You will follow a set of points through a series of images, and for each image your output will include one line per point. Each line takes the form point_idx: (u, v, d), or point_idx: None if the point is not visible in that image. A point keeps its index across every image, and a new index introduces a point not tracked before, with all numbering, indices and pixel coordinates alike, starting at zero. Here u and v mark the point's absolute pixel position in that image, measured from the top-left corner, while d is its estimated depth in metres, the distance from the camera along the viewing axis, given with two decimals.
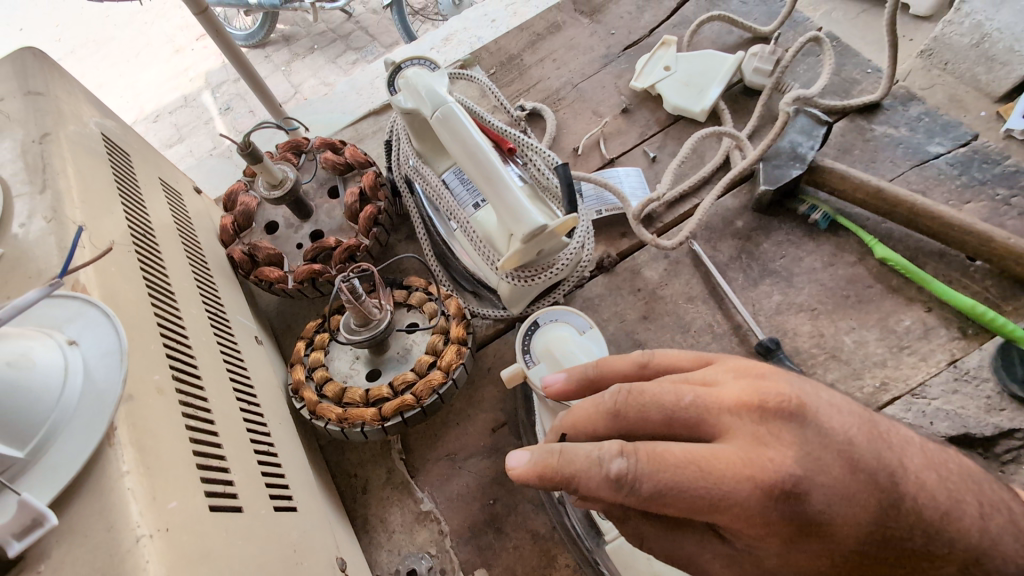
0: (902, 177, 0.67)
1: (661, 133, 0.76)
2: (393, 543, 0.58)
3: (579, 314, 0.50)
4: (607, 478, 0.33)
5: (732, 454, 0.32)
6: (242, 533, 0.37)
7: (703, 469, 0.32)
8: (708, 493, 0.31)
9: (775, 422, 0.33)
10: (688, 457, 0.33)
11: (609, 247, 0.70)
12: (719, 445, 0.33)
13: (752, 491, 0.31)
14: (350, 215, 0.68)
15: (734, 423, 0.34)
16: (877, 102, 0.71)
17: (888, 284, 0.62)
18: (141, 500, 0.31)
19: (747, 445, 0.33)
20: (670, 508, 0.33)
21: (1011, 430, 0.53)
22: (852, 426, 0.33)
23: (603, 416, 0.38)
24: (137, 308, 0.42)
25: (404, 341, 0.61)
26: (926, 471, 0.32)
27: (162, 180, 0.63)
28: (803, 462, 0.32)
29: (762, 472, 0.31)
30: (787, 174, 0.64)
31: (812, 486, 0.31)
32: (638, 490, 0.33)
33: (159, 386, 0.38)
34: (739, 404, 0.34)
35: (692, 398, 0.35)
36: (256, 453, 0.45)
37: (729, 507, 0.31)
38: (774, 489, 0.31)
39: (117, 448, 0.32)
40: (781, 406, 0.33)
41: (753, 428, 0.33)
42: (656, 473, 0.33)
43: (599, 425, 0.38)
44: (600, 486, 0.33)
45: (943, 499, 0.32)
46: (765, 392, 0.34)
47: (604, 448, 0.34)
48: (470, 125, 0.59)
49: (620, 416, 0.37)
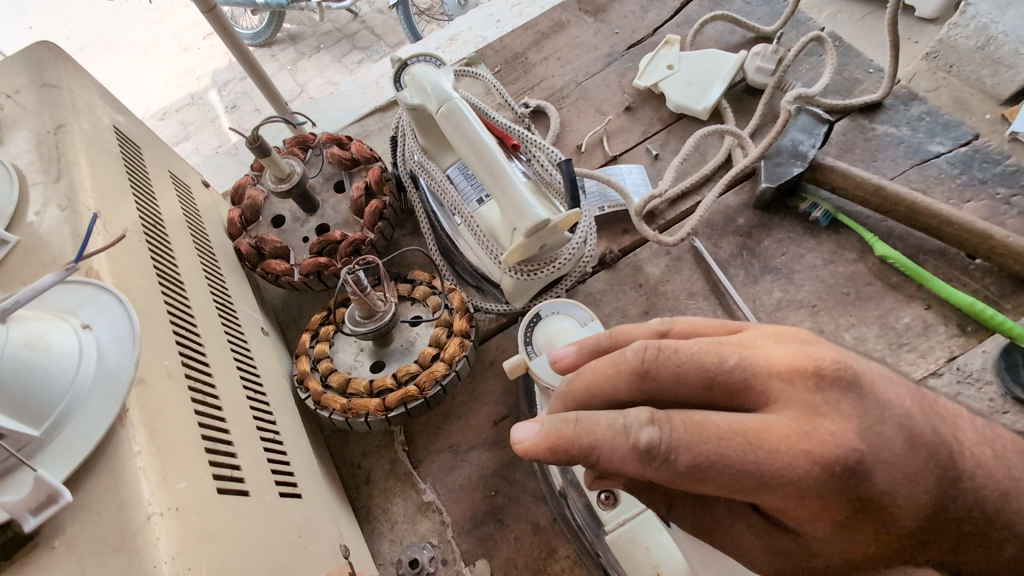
0: (903, 176, 0.67)
1: (664, 131, 0.77)
2: (396, 533, 0.59)
3: (581, 307, 0.51)
4: (636, 447, 0.33)
5: (785, 425, 0.32)
6: (248, 515, 0.38)
7: (751, 441, 0.31)
8: (757, 466, 0.31)
9: (830, 394, 0.32)
10: (732, 427, 0.32)
11: (612, 243, 0.71)
12: (770, 417, 0.32)
13: (810, 467, 0.30)
14: (355, 210, 0.69)
15: (785, 391, 0.33)
16: (878, 101, 0.72)
17: (888, 282, 0.63)
18: (152, 480, 0.32)
19: (799, 415, 0.32)
20: (708, 482, 0.32)
21: None
22: (905, 397, 0.32)
23: (626, 376, 0.37)
24: (148, 295, 0.43)
25: (407, 333, 0.62)
26: (982, 447, 0.32)
27: (171, 173, 0.64)
28: (865, 437, 0.31)
29: (820, 446, 0.30)
30: (788, 172, 0.65)
31: (872, 463, 0.30)
32: (674, 461, 0.32)
33: (170, 371, 0.39)
34: (787, 371, 0.33)
35: (735, 362, 0.35)
36: (262, 440, 0.46)
37: (782, 484, 0.31)
38: (834, 464, 0.30)
39: (129, 428, 0.33)
40: (836, 375, 0.32)
41: (807, 398, 0.32)
42: (694, 443, 0.32)
43: (622, 387, 0.38)
44: (627, 456, 0.33)
45: (1004, 478, 0.31)
46: (818, 359, 0.33)
47: (633, 416, 0.34)
48: (474, 121, 0.60)
49: (649, 375, 0.37)
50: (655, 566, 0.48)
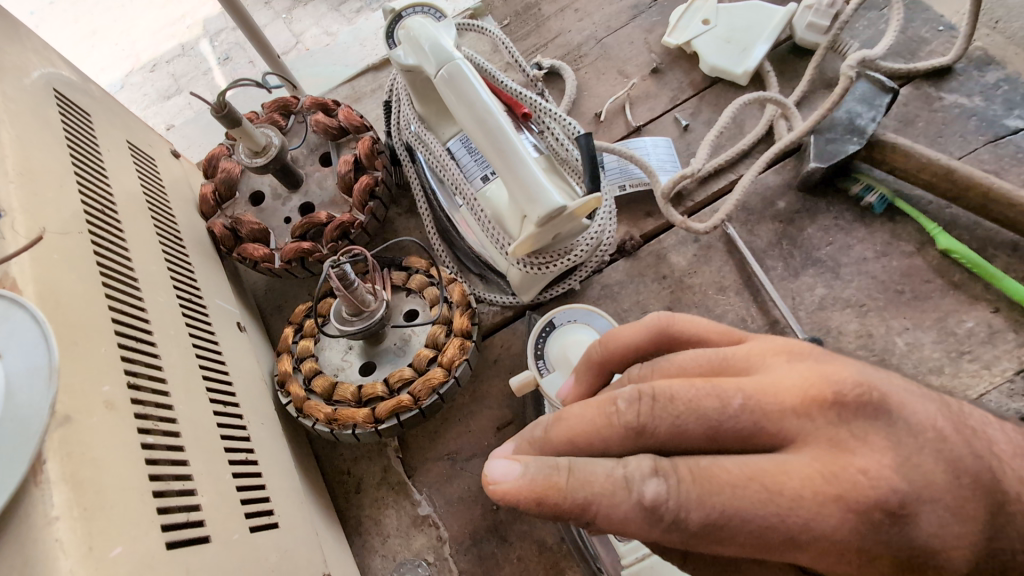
0: (974, 155, 0.58)
1: (696, 98, 0.67)
2: (388, 548, 0.54)
3: (603, 314, 0.44)
4: (640, 506, 0.25)
5: (808, 470, 0.24)
6: (206, 570, 0.32)
7: (768, 489, 0.24)
8: (776, 523, 0.24)
9: (857, 422, 0.25)
10: (750, 479, 0.25)
11: (632, 227, 0.63)
12: (788, 455, 0.25)
13: (842, 522, 0.24)
14: (343, 187, 0.61)
15: (804, 426, 0.25)
16: (948, 66, 0.62)
17: (950, 279, 0.55)
18: (73, 554, 0.26)
19: (824, 457, 0.25)
20: (719, 544, 0.25)
21: None
22: (936, 411, 0.25)
23: (614, 431, 0.28)
24: (84, 304, 0.35)
25: (401, 330, 0.55)
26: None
27: (130, 143, 0.55)
28: (906, 474, 0.24)
29: (852, 491, 0.24)
30: (842, 150, 0.56)
31: (922, 506, 0.23)
32: (684, 525, 0.25)
33: (109, 400, 0.32)
34: (804, 400, 0.26)
35: (742, 401, 0.26)
36: (232, 464, 0.40)
37: (811, 544, 0.24)
38: (873, 511, 0.23)
39: (45, 488, 0.27)
40: (861, 396, 0.25)
41: (828, 431, 0.25)
42: (707, 498, 0.25)
43: (610, 441, 0.29)
44: (629, 516, 0.26)
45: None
46: (835, 381, 0.26)
47: (631, 465, 0.26)
48: (479, 86, 0.51)
49: (646, 432, 0.28)
50: None
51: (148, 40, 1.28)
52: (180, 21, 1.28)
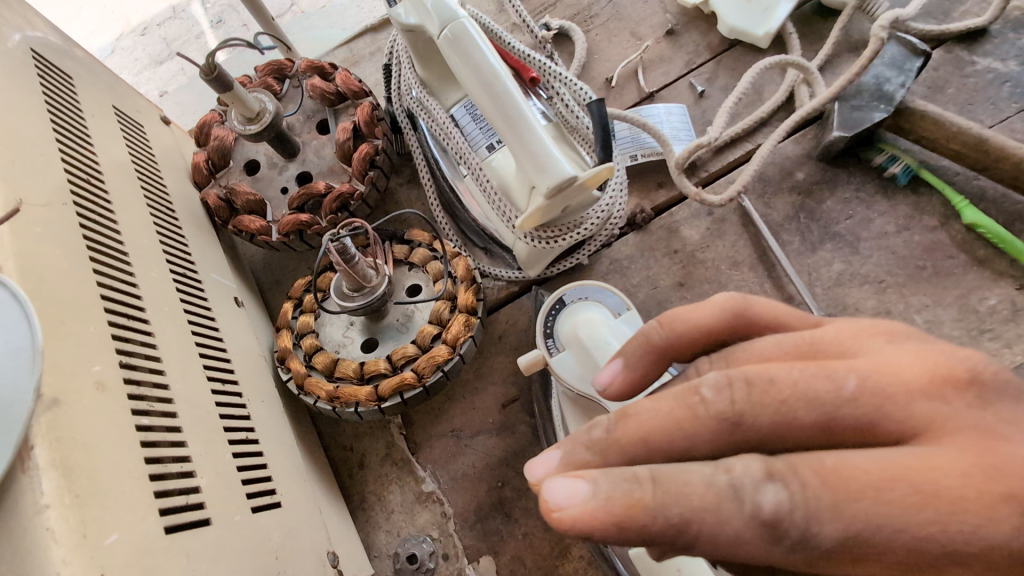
0: (1005, 124, 0.55)
1: (713, 62, 0.64)
2: (392, 523, 0.54)
3: (615, 291, 0.42)
4: (758, 519, 0.20)
5: (955, 464, 0.20)
6: (207, 553, 0.32)
7: (924, 492, 0.19)
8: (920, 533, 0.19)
9: (991, 406, 0.21)
10: (893, 470, 0.20)
11: (643, 199, 0.61)
12: (930, 456, 0.20)
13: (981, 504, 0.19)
14: (342, 156, 0.58)
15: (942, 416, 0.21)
16: (983, 28, 0.58)
17: (974, 255, 0.52)
18: (65, 544, 0.25)
19: (972, 444, 0.20)
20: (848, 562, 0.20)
21: None
22: None
23: (693, 422, 0.23)
24: (71, 280, 0.34)
25: (404, 306, 0.54)
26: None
27: (117, 108, 0.52)
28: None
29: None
30: (869, 117, 0.53)
31: None
32: (815, 542, 0.20)
33: (99, 381, 0.31)
34: (926, 383, 0.22)
35: (858, 383, 0.22)
36: (232, 444, 0.39)
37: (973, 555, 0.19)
38: None
39: (33, 474, 0.26)
40: (980, 384, 0.21)
41: (960, 418, 0.21)
42: (845, 500, 0.20)
43: (681, 434, 0.23)
44: (746, 536, 0.20)
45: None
46: (952, 370, 0.22)
47: (743, 469, 0.21)
48: (485, 48, 0.48)
49: (726, 419, 0.23)
50: None
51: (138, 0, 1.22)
52: None
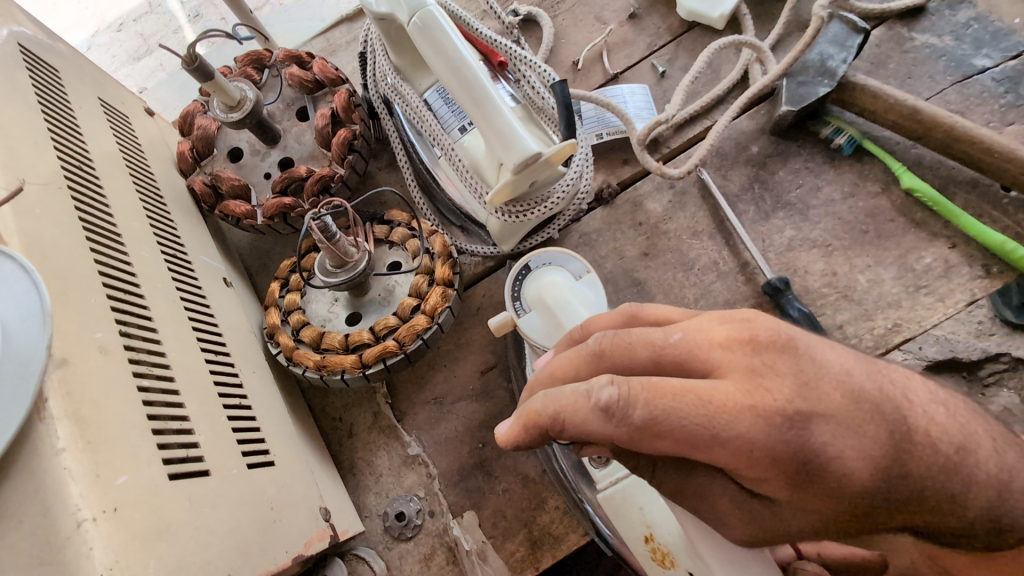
0: (940, 95, 0.59)
1: (673, 44, 0.67)
2: (381, 485, 0.57)
3: (576, 257, 0.46)
4: (596, 407, 0.31)
5: (729, 389, 0.30)
6: (208, 497, 0.35)
7: (700, 398, 0.30)
8: (701, 423, 0.29)
9: (768, 354, 0.31)
10: (686, 383, 0.30)
11: (609, 175, 0.64)
12: (714, 382, 0.30)
13: (754, 421, 0.29)
14: (321, 141, 0.61)
15: (726, 358, 0.32)
16: (921, 6, 0.62)
17: (912, 218, 0.57)
18: (81, 480, 0.28)
19: (743, 379, 0.30)
20: (658, 439, 0.30)
21: (997, 354, 0.52)
22: (848, 358, 0.31)
23: (585, 361, 0.35)
24: (70, 258, 0.37)
25: (385, 281, 0.57)
26: (935, 407, 0.30)
27: (102, 100, 0.55)
28: (802, 396, 0.29)
29: (762, 402, 0.29)
30: (813, 92, 0.57)
31: (816, 419, 0.29)
32: (629, 419, 0.30)
33: (102, 346, 0.34)
34: (732, 341, 0.32)
35: (681, 336, 0.33)
36: (226, 408, 0.42)
37: (731, 440, 0.29)
38: (776, 416, 0.29)
39: (49, 423, 0.29)
40: (774, 341, 0.31)
41: (746, 362, 0.31)
42: (650, 398, 0.30)
43: (581, 371, 0.35)
44: (591, 418, 0.31)
45: (956, 435, 0.30)
46: (756, 328, 0.32)
47: (594, 377, 0.32)
48: (453, 33, 0.51)
49: (604, 357, 0.34)
50: (648, 526, 0.45)
51: None
52: None
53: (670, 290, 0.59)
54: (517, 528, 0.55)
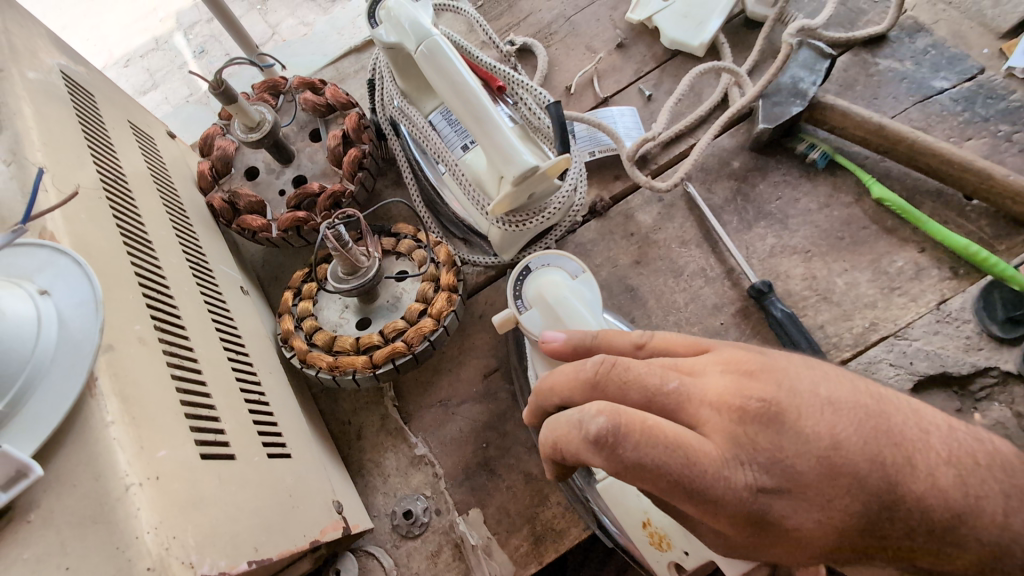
0: (904, 114, 0.64)
1: (658, 70, 0.73)
2: (389, 486, 0.59)
3: (573, 258, 0.50)
4: (586, 439, 0.33)
5: (710, 450, 0.32)
6: (236, 480, 0.37)
7: (684, 453, 0.31)
8: (681, 477, 0.31)
9: (753, 425, 0.32)
10: (675, 435, 0.32)
11: (602, 190, 0.69)
12: (700, 440, 0.32)
13: (726, 490, 0.31)
14: (333, 159, 0.65)
15: (714, 418, 0.33)
16: (883, 34, 0.68)
17: (884, 225, 0.61)
18: (128, 449, 0.31)
19: (724, 444, 0.32)
20: (640, 481, 0.32)
21: (987, 368, 0.55)
22: (842, 426, 0.31)
23: (583, 386, 0.37)
24: (112, 258, 0.40)
25: (393, 289, 0.61)
26: (943, 468, 0.30)
27: (132, 124, 0.59)
28: (772, 471, 0.31)
29: (736, 474, 0.31)
30: (787, 111, 0.62)
31: (785, 491, 0.31)
32: (616, 457, 0.32)
33: (142, 336, 0.37)
34: (723, 402, 0.33)
35: (677, 385, 0.35)
36: (248, 402, 0.45)
37: (705, 498, 0.31)
38: (745, 485, 0.31)
39: (100, 398, 0.32)
40: (762, 411, 0.32)
41: (729, 427, 0.32)
42: (641, 445, 0.31)
43: (577, 394, 0.38)
44: (583, 448, 0.34)
45: (958, 502, 0.29)
46: (749, 395, 0.33)
47: (587, 409, 0.34)
48: (457, 62, 0.56)
49: (599, 387, 0.37)
50: (645, 512, 0.48)
51: (119, 34, 1.29)
52: (152, 14, 1.29)
53: (662, 295, 0.63)
54: (520, 524, 0.57)
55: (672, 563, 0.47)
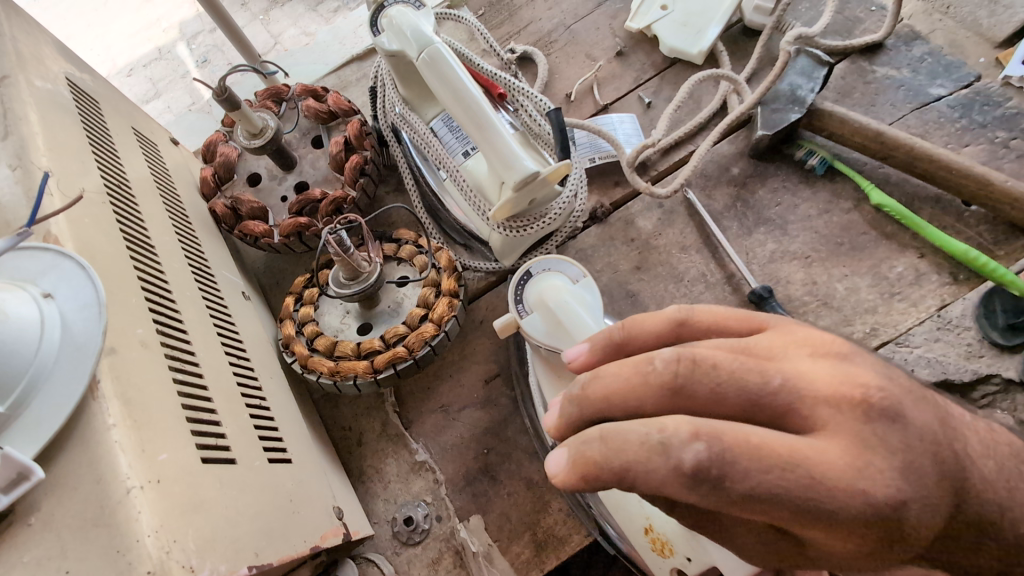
0: (902, 121, 0.65)
1: (657, 78, 0.74)
2: (389, 492, 0.59)
3: (573, 263, 0.50)
4: (678, 470, 0.28)
5: (832, 456, 0.27)
6: (236, 484, 0.37)
7: (812, 475, 0.26)
8: (809, 505, 0.26)
9: (880, 425, 0.28)
10: (793, 450, 0.27)
11: (602, 196, 0.69)
12: (808, 440, 0.28)
13: (859, 515, 0.26)
14: (335, 165, 0.65)
15: (828, 417, 0.28)
16: (880, 42, 0.69)
17: (883, 231, 0.61)
18: (129, 452, 0.31)
19: (848, 449, 0.27)
20: (755, 515, 0.27)
21: (988, 375, 0.54)
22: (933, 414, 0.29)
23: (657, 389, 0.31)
24: (116, 262, 0.40)
25: (394, 294, 0.61)
26: (986, 459, 0.30)
27: (136, 130, 0.60)
28: (907, 477, 0.27)
29: (869, 487, 0.26)
30: (786, 118, 0.63)
31: (915, 507, 0.27)
32: (724, 493, 0.27)
33: (144, 340, 0.37)
34: (847, 400, 0.28)
35: (780, 380, 0.30)
36: (248, 407, 0.45)
37: (830, 526, 0.27)
38: (882, 508, 0.26)
39: (102, 401, 0.32)
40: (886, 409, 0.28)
41: (855, 428, 0.28)
42: (761, 471, 0.27)
43: (645, 400, 0.32)
44: (668, 479, 0.28)
45: (1002, 493, 0.30)
46: (863, 385, 0.29)
47: (669, 430, 0.28)
48: (458, 68, 0.56)
49: (680, 391, 0.31)
50: (647, 517, 0.47)
51: (123, 44, 1.30)
52: (156, 24, 1.30)
53: (663, 300, 0.63)
54: (522, 531, 0.56)
55: (674, 569, 0.46)
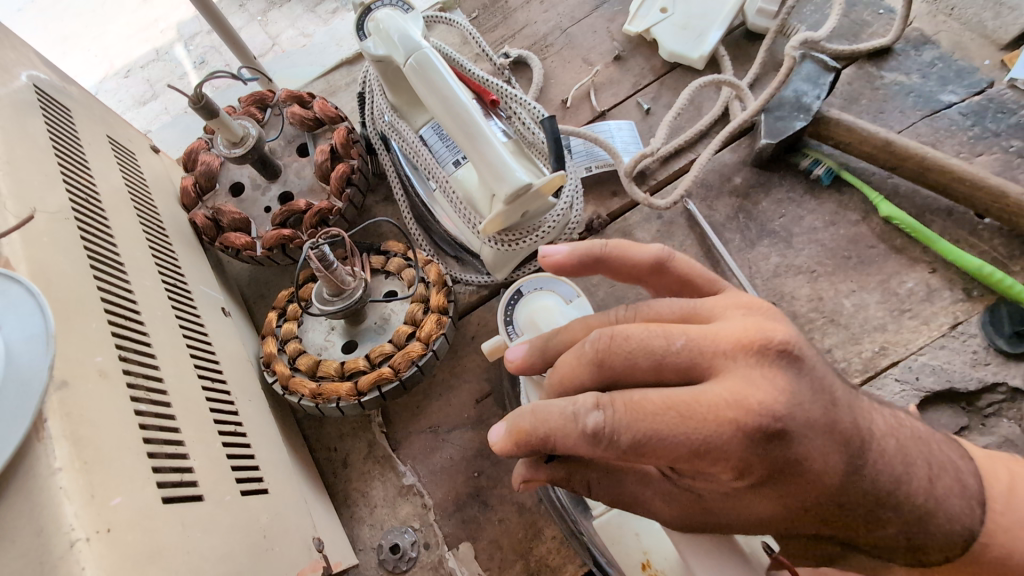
0: (912, 128, 0.62)
1: (657, 83, 0.71)
2: (375, 517, 0.57)
3: (566, 281, 0.48)
4: (584, 433, 0.29)
5: (717, 396, 0.28)
6: (202, 524, 0.35)
7: (681, 414, 0.28)
8: (682, 433, 0.27)
9: (770, 366, 0.28)
10: (665, 400, 0.28)
11: (599, 207, 0.66)
12: (702, 387, 0.28)
13: (735, 435, 0.27)
14: (321, 175, 0.63)
15: (726, 366, 0.29)
16: (889, 46, 0.66)
17: (892, 244, 0.59)
18: (76, 500, 0.29)
19: (736, 387, 0.28)
20: (646, 458, 0.28)
21: (995, 385, 0.52)
22: (837, 385, 0.30)
23: (586, 369, 0.32)
24: (75, 285, 0.38)
25: (382, 310, 0.58)
26: (887, 437, 0.31)
27: (112, 138, 0.57)
28: (792, 409, 0.28)
29: (746, 415, 0.27)
30: (790, 126, 0.60)
31: (792, 421, 0.27)
32: (616, 444, 0.28)
33: (102, 370, 0.35)
34: (737, 344, 0.29)
35: (684, 342, 0.30)
36: (221, 434, 0.42)
37: (709, 452, 0.27)
38: (758, 430, 0.27)
39: (47, 443, 0.30)
40: (781, 349, 0.29)
41: (745, 370, 0.28)
42: (635, 423, 0.28)
43: (584, 379, 0.32)
44: (577, 443, 0.29)
45: (898, 468, 0.30)
46: (765, 331, 0.29)
47: (580, 400, 0.29)
48: (445, 72, 0.54)
49: (605, 365, 0.31)
50: (644, 552, 0.46)
51: (120, 44, 1.27)
52: (153, 25, 1.28)
53: None
54: (513, 558, 0.54)
55: None
